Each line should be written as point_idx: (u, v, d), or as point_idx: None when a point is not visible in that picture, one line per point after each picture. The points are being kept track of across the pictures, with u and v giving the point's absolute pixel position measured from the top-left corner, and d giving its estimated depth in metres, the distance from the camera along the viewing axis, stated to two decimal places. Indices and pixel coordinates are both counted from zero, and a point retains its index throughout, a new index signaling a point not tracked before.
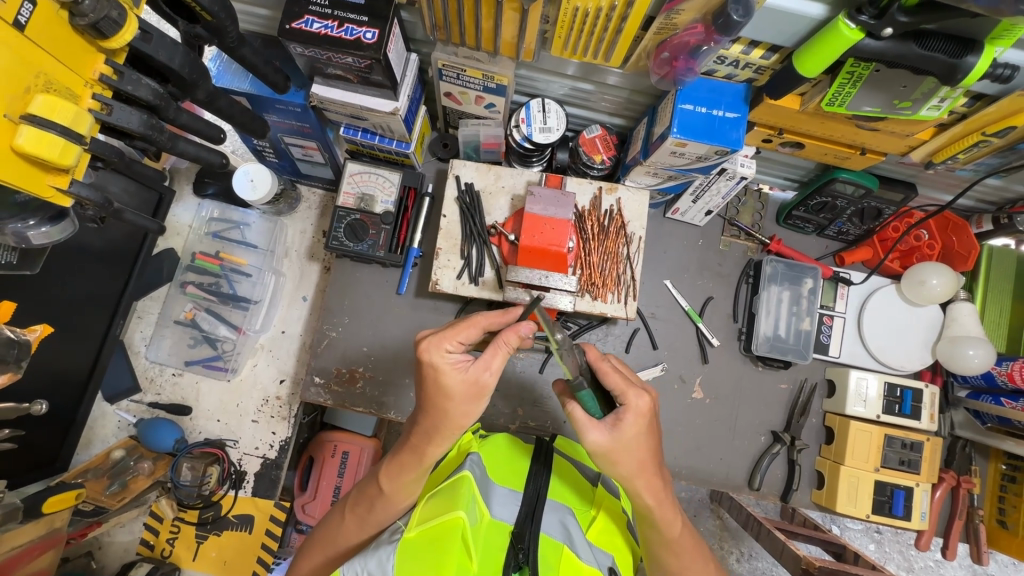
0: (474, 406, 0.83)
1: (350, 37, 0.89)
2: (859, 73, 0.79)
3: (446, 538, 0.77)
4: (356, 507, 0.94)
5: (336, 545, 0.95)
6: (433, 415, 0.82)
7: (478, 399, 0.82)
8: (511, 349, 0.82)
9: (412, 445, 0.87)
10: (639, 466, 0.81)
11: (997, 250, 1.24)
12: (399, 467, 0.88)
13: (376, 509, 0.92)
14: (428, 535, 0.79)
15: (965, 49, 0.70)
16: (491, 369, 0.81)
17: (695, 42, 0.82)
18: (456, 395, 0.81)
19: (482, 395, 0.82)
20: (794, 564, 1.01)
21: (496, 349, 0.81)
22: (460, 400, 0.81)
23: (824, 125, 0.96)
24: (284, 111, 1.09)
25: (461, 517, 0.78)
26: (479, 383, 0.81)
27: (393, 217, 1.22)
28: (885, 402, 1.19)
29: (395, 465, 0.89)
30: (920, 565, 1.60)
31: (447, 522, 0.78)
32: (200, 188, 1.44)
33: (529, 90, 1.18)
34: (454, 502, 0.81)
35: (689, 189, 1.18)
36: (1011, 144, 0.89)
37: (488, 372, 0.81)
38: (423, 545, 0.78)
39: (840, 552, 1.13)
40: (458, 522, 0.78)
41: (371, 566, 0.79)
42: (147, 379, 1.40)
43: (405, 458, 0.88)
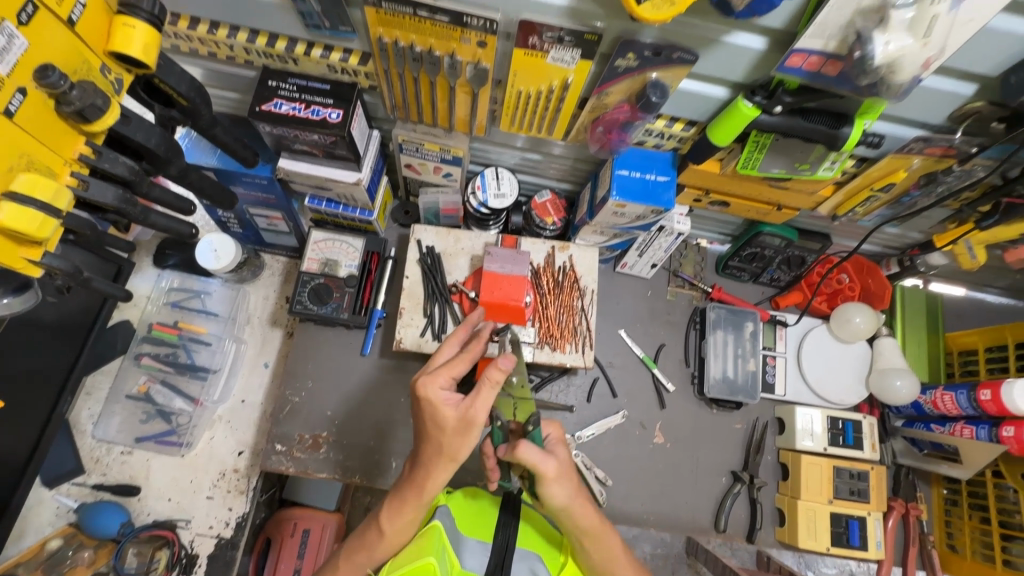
0: (469, 438, 0.81)
1: (316, 117, 0.98)
2: (763, 142, 0.93)
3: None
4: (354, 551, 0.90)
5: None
6: (439, 449, 0.82)
7: (475, 431, 0.80)
8: (497, 387, 0.78)
9: (420, 480, 0.84)
10: (566, 499, 0.82)
11: (908, 289, 1.39)
12: (405, 501, 0.86)
13: (377, 553, 0.89)
14: None
15: (840, 121, 0.84)
16: (479, 406, 0.79)
17: (623, 118, 0.95)
18: (454, 433, 0.80)
19: (472, 431, 0.80)
20: None
21: (481, 387, 0.78)
22: (450, 435, 0.81)
23: (743, 185, 1.09)
24: (250, 184, 1.15)
25: (431, 563, 0.77)
26: (470, 419, 0.79)
27: (357, 281, 1.27)
28: (829, 434, 1.27)
29: (396, 504, 0.87)
30: None
31: (419, 568, 0.77)
32: (159, 260, 1.44)
33: (483, 160, 1.29)
34: (426, 549, 0.80)
35: (634, 245, 1.29)
36: (897, 197, 1.03)
37: (475, 409, 0.79)
38: None
39: None
40: (430, 568, 0.77)
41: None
42: (92, 460, 1.32)
43: (411, 492, 0.85)
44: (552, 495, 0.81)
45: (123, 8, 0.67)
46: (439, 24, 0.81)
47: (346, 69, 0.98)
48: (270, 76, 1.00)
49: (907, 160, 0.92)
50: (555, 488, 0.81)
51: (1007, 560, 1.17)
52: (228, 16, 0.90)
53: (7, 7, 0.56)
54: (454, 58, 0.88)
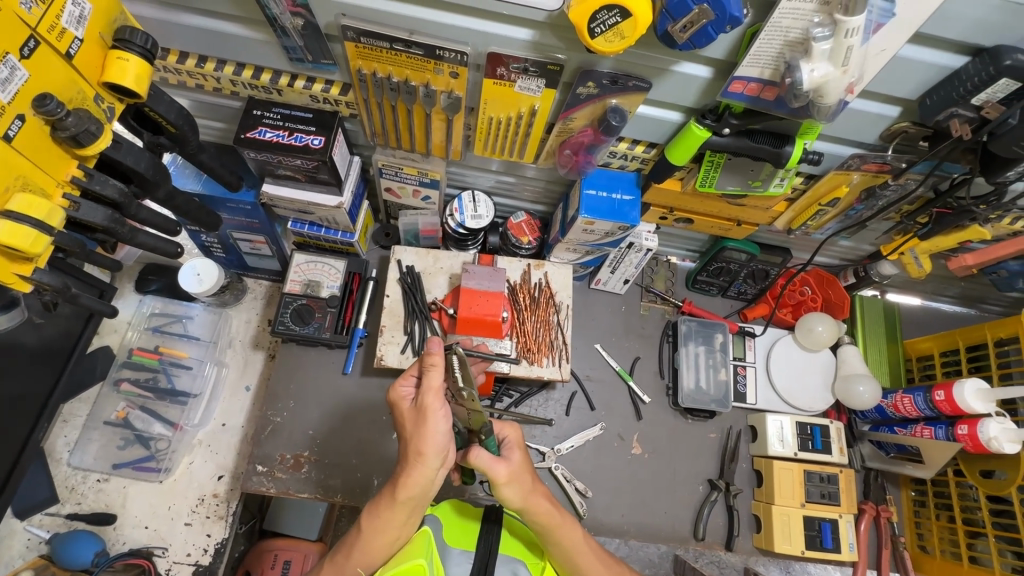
0: (428, 427, 0.84)
1: (299, 143, 1.03)
2: (717, 161, 1.01)
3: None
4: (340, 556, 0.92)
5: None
6: (407, 447, 0.86)
7: (430, 414, 0.84)
8: (439, 369, 0.85)
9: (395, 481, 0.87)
10: (523, 500, 0.89)
11: (867, 300, 1.47)
12: (382, 501, 0.88)
13: (357, 556, 0.89)
14: None
15: (783, 141, 0.92)
16: (430, 389, 0.85)
17: (588, 141, 1.02)
18: (414, 421, 0.86)
19: (426, 417, 0.84)
20: None
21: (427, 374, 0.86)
22: (410, 426, 0.86)
23: (703, 203, 1.16)
24: (234, 209, 1.19)
25: (420, 564, 0.79)
26: (422, 405, 0.85)
27: (339, 301, 1.30)
28: (800, 440, 1.32)
29: (375, 505, 0.89)
30: None
31: (408, 569, 0.78)
32: (142, 286, 1.46)
33: (461, 184, 1.35)
34: (415, 552, 0.82)
35: (606, 262, 1.35)
36: (844, 210, 1.11)
37: (426, 392, 0.85)
38: None
39: None
40: (419, 569, 0.78)
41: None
42: (67, 488, 1.30)
43: (387, 490, 0.88)
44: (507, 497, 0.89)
45: (118, 43, 0.73)
46: (414, 57, 0.88)
47: (328, 99, 1.04)
48: (254, 106, 1.05)
49: (848, 176, 1.00)
50: (508, 488, 0.88)
51: (974, 557, 1.22)
52: (216, 50, 0.96)
53: (10, 41, 0.61)
54: (429, 88, 0.94)
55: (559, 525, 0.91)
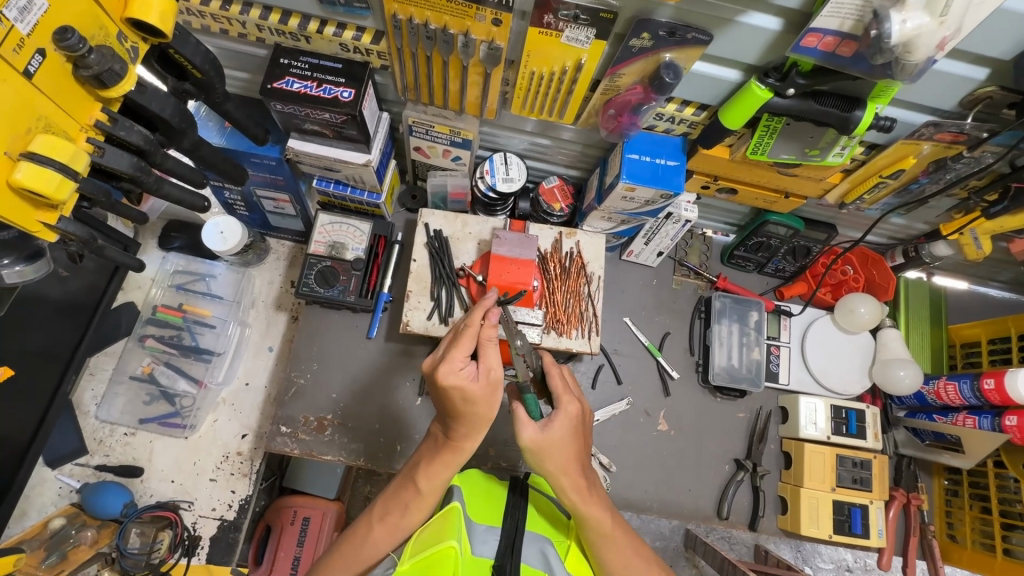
0: (501, 398, 0.86)
1: (327, 96, 0.98)
2: (774, 126, 0.93)
3: (439, 569, 0.74)
4: (391, 513, 0.90)
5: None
6: (475, 419, 0.85)
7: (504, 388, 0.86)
8: (496, 343, 0.87)
9: (456, 440, 0.88)
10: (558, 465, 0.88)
11: (912, 281, 1.40)
12: (443, 462, 0.88)
13: (413, 512, 0.90)
14: (420, 566, 0.76)
15: (852, 104, 0.84)
16: (496, 364, 0.86)
17: (635, 101, 0.95)
18: (487, 396, 0.84)
19: (498, 392, 0.85)
20: None
21: (489, 349, 0.86)
22: (481, 402, 0.84)
23: (752, 172, 1.09)
24: (259, 165, 1.14)
25: (453, 547, 0.75)
26: (495, 381, 0.85)
27: (364, 264, 1.27)
28: (833, 423, 1.27)
29: (432, 464, 0.89)
30: None
31: (439, 552, 0.75)
32: (165, 242, 1.44)
33: (492, 145, 1.29)
34: (445, 531, 0.79)
35: (641, 232, 1.29)
36: (904, 184, 1.04)
37: (496, 368, 0.85)
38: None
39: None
40: (450, 552, 0.75)
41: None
42: (95, 440, 1.32)
43: (448, 453, 0.88)
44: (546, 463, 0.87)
45: None
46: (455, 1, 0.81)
47: (358, 48, 0.98)
48: (281, 54, 1.00)
49: (918, 145, 0.93)
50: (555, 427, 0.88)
51: (1008, 549, 1.18)
52: None
53: None
54: (468, 36, 0.88)
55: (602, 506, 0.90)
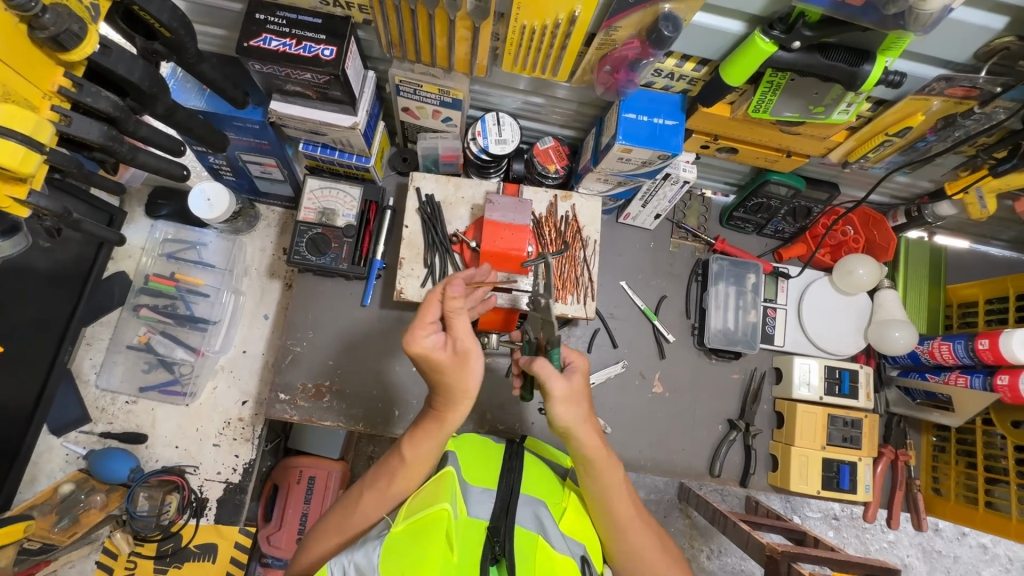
0: (470, 368, 0.82)
1: (308, 54, 0.93)
2: (778, 82, 0.89)
3: (433, 530, 0.76)
4: (379, 480, 0.91)
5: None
6: (448, 388, 0.84)
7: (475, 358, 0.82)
8: (464, 312, 0.83)
9: (441, 410, 0.88)
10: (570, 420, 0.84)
11: (913, 241, 1.38)
12: (428, 430, 0.88)
13: (400, 480, 0.90)
14: (415, 527, 0.77)
15: (861, 58, 0.79)
16: (467, 334, 0.82)
17: (633, 56, 0.90)
18: (456, 365, 0.81)
19: (470, 361, 0.82)
20: (760, 554, 1.12)
21: (456, 319, 0.82)
22: (449, 372, 0.81)
23: (753, 131, 1.05)
24: (242, 129, 1.10)
25: (446, 509, 0.77)
26: (463, 351, 0.81)
27: (355, 230, 1.25)
28: (826, 384, 1.29)
29: (418, 433, 0.89)
30: (876, 547, 1.62)
31: (433, 514, 0.77)
32: (153, 210, 1.41)
33: (484, 105, 1.24)
34: (440, 495, 0.80)
35: (639, 194, 1.26)
36: (910, 143, 1.00)
37: (466, 338, 0.82)
38: (408, 539, 0.76)
39: (801, 539, 1.25)
40: (444, 515, 0.77)
41: (358, 557, 0.77)
42: (97, 409, 1.34)
43: (431, 423, 0.88)
44: (559, 415, 0.83)
45: None
46: None
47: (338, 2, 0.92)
48: (257, 9, 0.94)
49: (927, 102, 0.89)
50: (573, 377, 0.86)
51: (990, 502, 1.23)
52: None
53: None
54: None
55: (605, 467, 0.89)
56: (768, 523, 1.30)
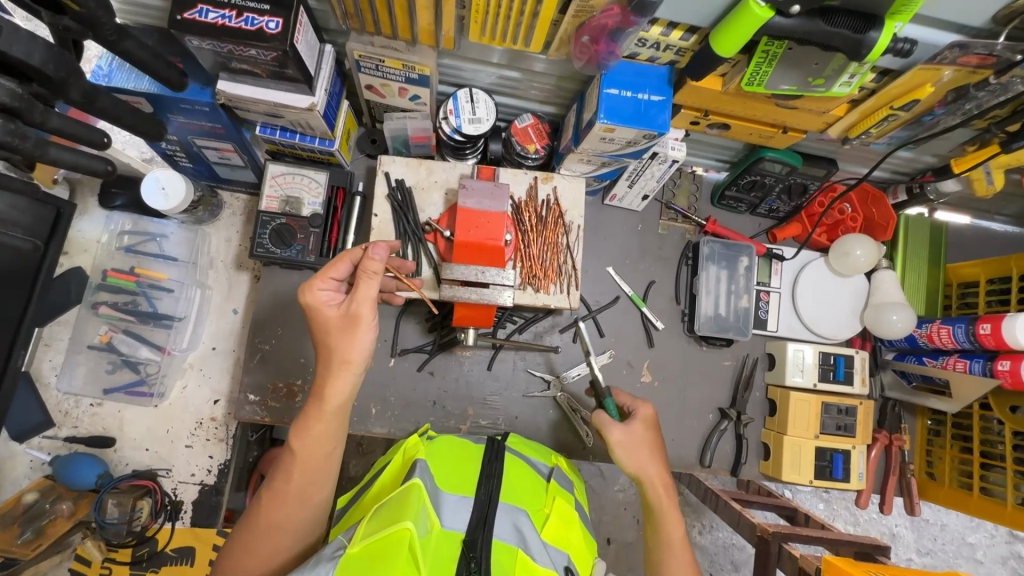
0: (357, 335, 0.81)
1: (251, 27, 0.83)
2: (774, 51, 0.80)
3: (393, 551, 0.71)
4: (275, 480, 0.82)
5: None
6: (330, 355, 0.81)
7: (360, 328, 0.80)
8: (377, 277, 0.80)
9: (319, 388, 0.82)
10: (636, 468, 0.95)
11: (913, 218, 1.32)
12: (309, 414, 0.82)
13: (298, 477, 0.81)
14: (373, 549, 0.72)
15: (868, 24, 0.71)
16: (359, 299, 0.80)
17: (613, 24, 0.80)
18: (345, 328, 0.81)
19: (359, 326, 0.81)
20: (749, 533, 1.11)
21: (361, 280, 0.80)
22: (336, 333, 0.81)
23: (746, 105, 0.97)
24: (190, 111, 1.01)
25: (408, 529, 0.73)
26: (354, 313, 0.81)
27: (323, 219, 1.17)
28: (820, 370, 1.24)
29: (301, 421, 0.82)
30: (865, 518, 1.61)
31: (395, 534, 0.72)
32: (107, 200, 1.32)
33: (456, 80, 1.14)
34: (402, 513, 0.76)
35: (624, 174, 1.17)
36: (916, 117, 0.93)
37: (357, 302, 0.80)
38: (367, 562, 0.71)
39: (792, 515, 1.22)
40: (405, 534, 0.73)
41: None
42: (60, 412, 1.28)
43: (311, 406, 0.82)
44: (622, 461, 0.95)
45: None
46: None
47: None
48: None
49: (938, 71, 0.81)
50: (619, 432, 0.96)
51: (985, 488, 1.19)
52: None
53: None
54: None
55: (670, 511, 0.93)
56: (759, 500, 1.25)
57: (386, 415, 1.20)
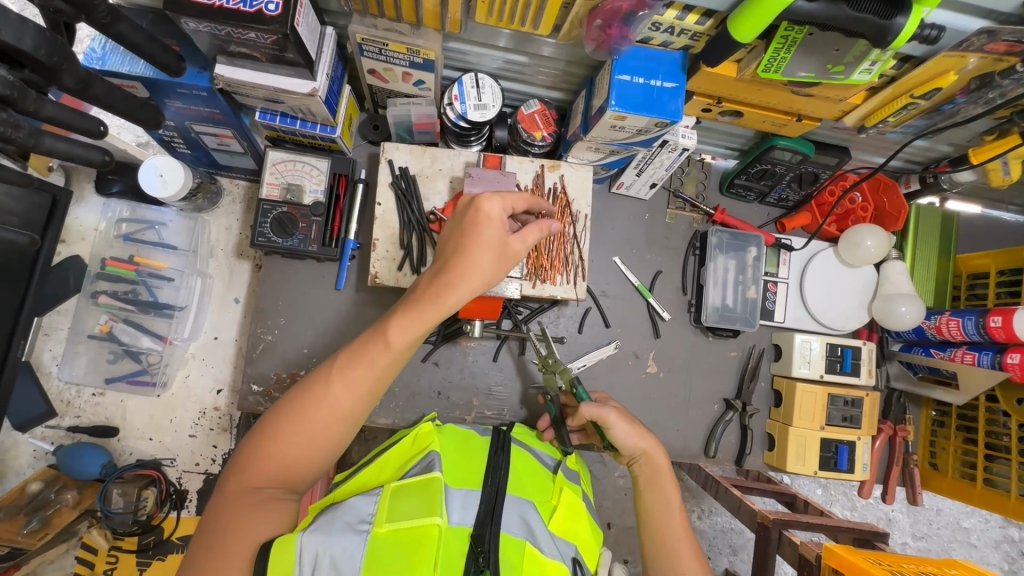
0: (503, 268, 0.79)
1: (249, 9, 0.80)
2: (793, 37, 0.77)
3: (422, 542, 0.74)
4: (354, 369, 0.77)
5: (252, 531, 0.70)
6: (471, 270, 0.77)
7: (501, 267, 0.79)
8: (542, 236, 0.82)
9: (440, 292, 0.77)
10: (635, 441, 0.93)
11: (924, 208, 1.29)
12: (419, 309, 0.77)
13: (380, 369, 0.77)
14: (400, 536, 0.74)
15: (894, 9, 0.68)
16: (524, 241, 0.81)
17: (627, 8, 0.77)
18: (496, 251, 0.78)
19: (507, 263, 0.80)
20: (750, 519, 1.10)
21: (531, 229, 0.81)
22: (487, 251, 0.78)
23: (761, 92, 0.94)
24: (188, 96, 0.98)
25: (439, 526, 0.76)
26: (512, 249, 0.80)
27: (324, 208, 1.14)
28: (827, 361, 1.23)
29: (409, 314, 0.78)
30: (863, 504, 1.62)
31: (424, 528, 0.75)
32: (103, 187, 1.30)
33: (461, 65, 1.11)
34: (430, 505, 0.78)
35: (633, 162, 1.15)
36: (936, 105, 0.90)
37: (521, 242, 0.80)
38: (394, 548, 0.73)
39: (791, 501, 1.22)
40: (435, 530, 0.75)
41: (335, 548, 0.70)
42: (63, 402, 1.28)
43: (428, 307, 0.77)
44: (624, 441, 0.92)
45: None
46: None
47: None
48: None
49: (962, 59, 0.78)
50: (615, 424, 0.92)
51: (988, 478, 1.19)
52: None
53: None
54: None
55: (667, 482, 0.93)
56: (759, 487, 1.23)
57: (390, 405, 1.19)
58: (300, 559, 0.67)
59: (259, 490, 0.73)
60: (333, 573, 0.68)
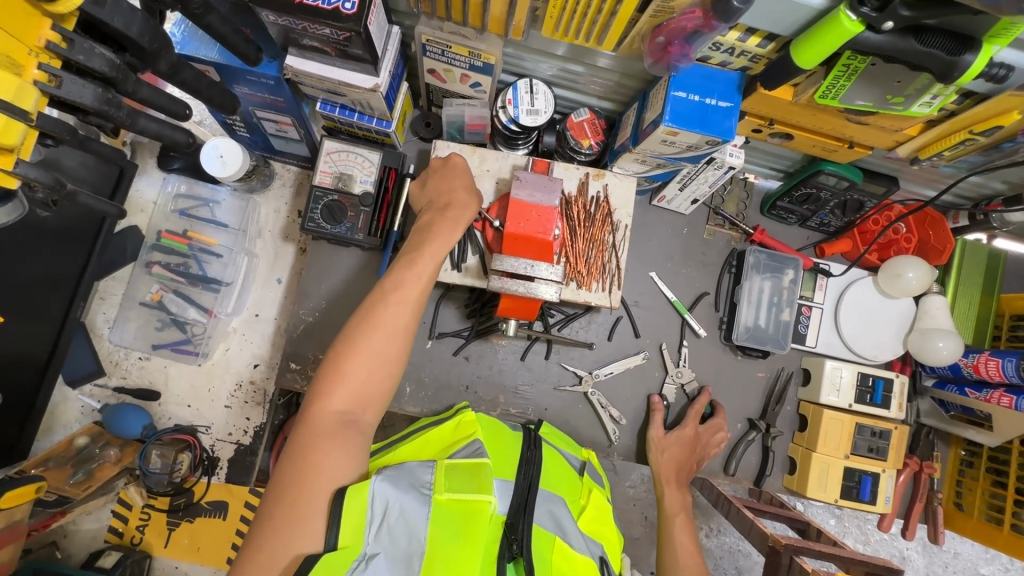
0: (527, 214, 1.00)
1: (327, 6, 0.83)
2: (855, 66, 0.77)
3: (473, 518, 0.74)
4: (398, 289, 0.86)
5: (320, 473, 0.74)
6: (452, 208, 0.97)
7: (477, 198, 1.00)
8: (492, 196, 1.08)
9: (455, 212, 0.96)
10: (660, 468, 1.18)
11: (971, 244, 1.27)
12: (449, 228, 0.94)
13: (416, 282, 0.88)
14: (453, 507, 0.75)
15: (964, 46, 0.68)
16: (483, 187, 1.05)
17: (692, 27, 0.78)
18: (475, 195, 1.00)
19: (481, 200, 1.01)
20: (760, 542, 1.08)
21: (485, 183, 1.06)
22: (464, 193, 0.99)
23: (815, 117, 0.95)
24: (256, 83, 1.03)
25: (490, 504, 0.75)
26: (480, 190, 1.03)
27: (373, 199, 1.18)
28: (857, 391, 1.22)
29: (435, 236, 0.93)
30: (876, 538, 1.59)
31: (475, 506, 0.75)
32: (165, 163, 1.36)
33: (517, 69, 1.13)
34: (482, 483, 0.78)
35: (676, 177, 1.16)
36: (995, 143, 0.90)
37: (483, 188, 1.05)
38: (448, 516, 0.75)
39: (803, 528, 1.19)
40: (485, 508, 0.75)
41: (404, 500, 0.73)
42: (111, 362, 1.34)
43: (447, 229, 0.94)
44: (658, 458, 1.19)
45: None
46: None
47: None
48: None
49: None
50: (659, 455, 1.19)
51: (1015, 524, 1.17)
52: None
53: None
54: None
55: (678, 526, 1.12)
56: (772, 510, 1.22)
57: (420, 395, 1.22)
58: (370, 505, 0.71)
59: (337, 417, 0.78)
60: (399, 521, 0.72)
